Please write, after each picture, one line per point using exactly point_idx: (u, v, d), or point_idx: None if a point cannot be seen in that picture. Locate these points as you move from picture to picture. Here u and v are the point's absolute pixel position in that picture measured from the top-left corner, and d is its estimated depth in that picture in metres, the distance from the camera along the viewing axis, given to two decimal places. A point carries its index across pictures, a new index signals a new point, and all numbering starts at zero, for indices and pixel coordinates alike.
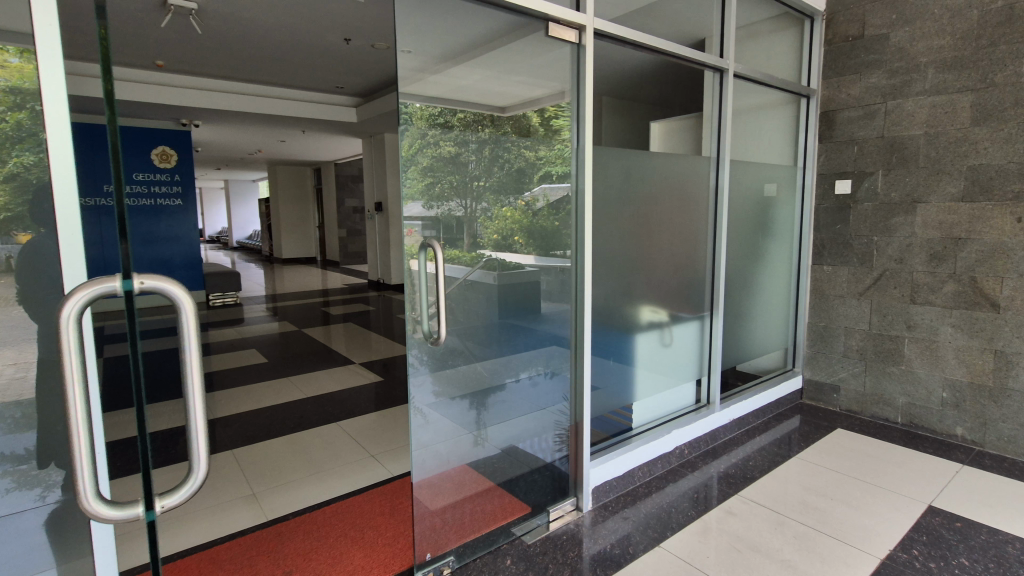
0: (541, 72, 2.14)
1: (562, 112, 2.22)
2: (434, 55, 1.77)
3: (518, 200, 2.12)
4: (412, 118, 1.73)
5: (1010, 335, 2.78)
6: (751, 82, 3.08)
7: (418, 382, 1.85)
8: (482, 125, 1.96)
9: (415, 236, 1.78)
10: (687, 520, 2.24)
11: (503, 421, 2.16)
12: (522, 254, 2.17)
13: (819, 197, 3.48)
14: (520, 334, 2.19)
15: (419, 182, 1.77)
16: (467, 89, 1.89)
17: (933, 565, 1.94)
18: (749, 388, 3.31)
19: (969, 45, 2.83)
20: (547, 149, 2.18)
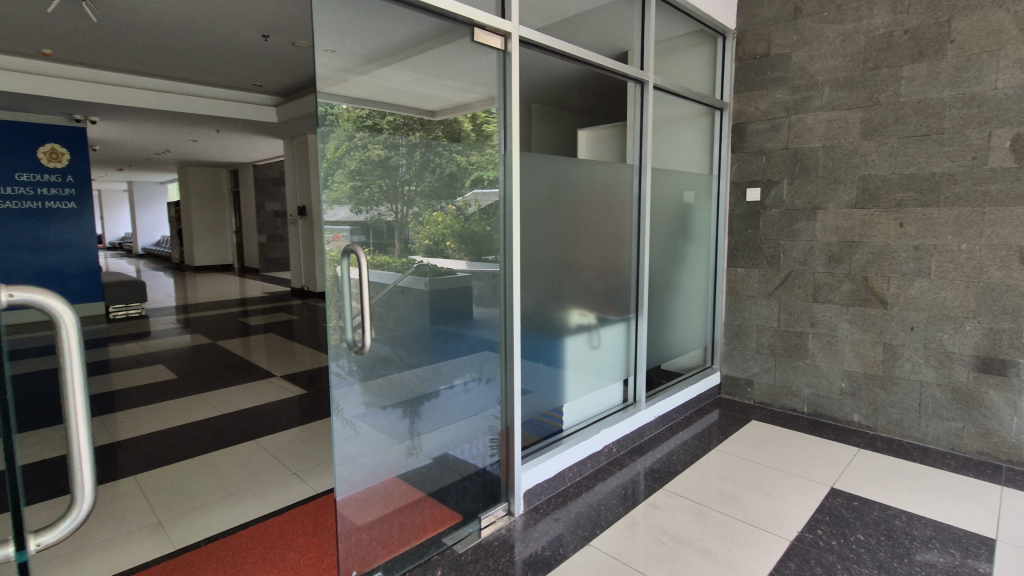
0: (470, 77, 2.13)
1: (490, 118, 2.22)
2: (361, 55, 1.72)
3: (449, 205, 2.10)
4: (338, 119, 1.66)
5: (895, 329, 3.09)
6: (670, 94, 3.23)
7: (345, 393, 1.77)
8: (412, 129, 1.92)
9: (343, 243, 1.70)
10: (616, 517, 2.30)
11: (436, 429, 2.12)
12: (454, 260, 2.15)
13: (732, 204, 3.71)
14: (452, 340, 2.16)
15: (346, 186, 1.70)
16: (394, 91, 1.85)
17: (834, 542, 2.11)
18: (672, 385, 3.46)
19: (857, 67, 3.12)
20: (478, 154, 2.18)
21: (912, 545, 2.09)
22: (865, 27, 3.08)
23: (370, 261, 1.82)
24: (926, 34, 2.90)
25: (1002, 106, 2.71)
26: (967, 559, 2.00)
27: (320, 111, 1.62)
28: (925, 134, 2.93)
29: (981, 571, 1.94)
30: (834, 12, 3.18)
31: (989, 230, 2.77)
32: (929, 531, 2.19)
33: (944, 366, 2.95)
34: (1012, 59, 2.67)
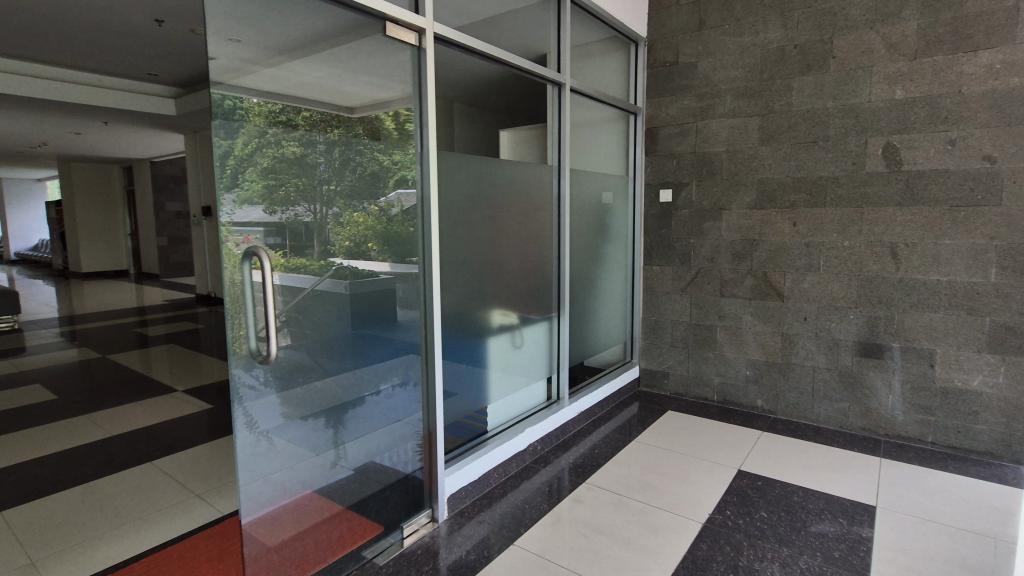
0: (386, 73, 2.07)
1: (408, 117, 2.17)
2: (266, 46, 1.61)
3: (371, 205, 2.03)
4: (249, 114, 1.57)
5: (791, 320, 3.36)
6: (587, 98, 3.33)
7: (253, 406, 1.66)
8: (331, 125, 1.83)
9: (256, 245, 1.60)
10: (540, 514, 2.32)
11: (362, 438, 2.04)
12: (377, 262, 2.08)
13: (647, 205, 3.88)
14: (375, 345, 2.08)
15: (258, 184, 1.59)
16: (308, 85, 1.75)
17: (740, 521, 2.26)
18: (594, 381, 3.56)
19: (755, 78, 3.37)
20: (401, 153, 2.14)
21: (808, 518, 2.28)
22: (761, 40, 3.32)
23: (284, 265, 1.71)
24: (812, 50, 3.17)
25: (875, 117, 3.02)
26: (853, 527, 2.21)
27: (228, 104, 1.52)
28: (813, 141, 3.21)
29: (865, 537, 2.15)
30: (734, 26, 3.41)
31: (866, 229, 3.08)
32: (821, 503, 2.39)
33: (832, 352, 3.25)
34: (882, 75, 2.99)
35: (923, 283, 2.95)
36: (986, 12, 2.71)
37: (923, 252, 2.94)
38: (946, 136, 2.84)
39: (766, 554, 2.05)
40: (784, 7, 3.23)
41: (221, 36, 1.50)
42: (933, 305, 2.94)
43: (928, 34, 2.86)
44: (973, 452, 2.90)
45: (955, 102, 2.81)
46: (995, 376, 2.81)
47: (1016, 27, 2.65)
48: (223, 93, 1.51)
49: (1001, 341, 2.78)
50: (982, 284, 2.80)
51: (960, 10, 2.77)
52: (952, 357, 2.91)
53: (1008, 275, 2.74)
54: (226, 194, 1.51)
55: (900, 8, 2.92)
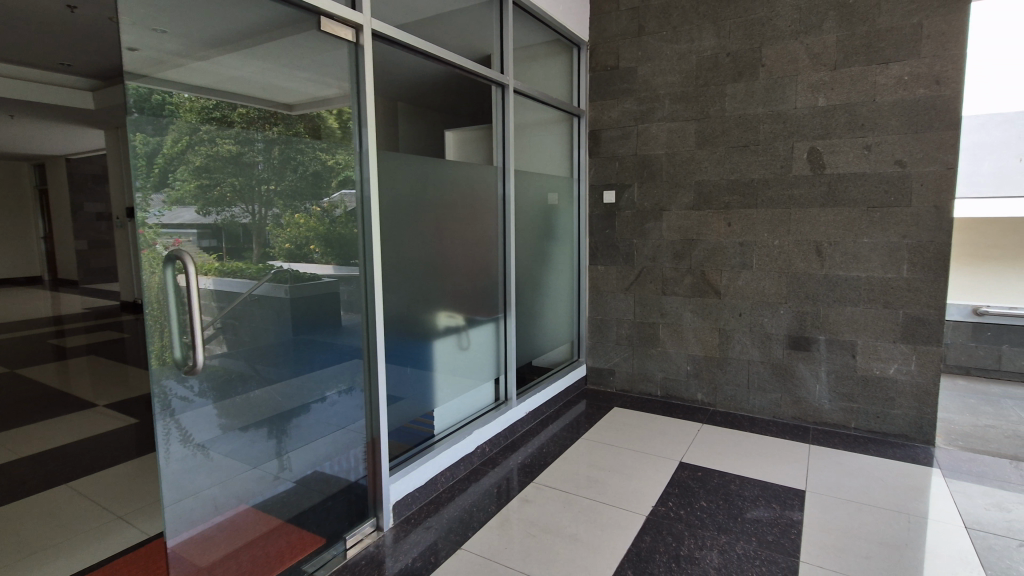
0: (326, 70, 1.99)
1: (349, 115, 2.10)
2: (193, 38, 1.52)
3: (313, 206, 1.96)
4: (178, 109, 1.49)
5: (728, 316, 3.51)
6: (532, 100, 3.36)
7: (184, 419, 1.57)
8: (269, 123, 1.77)
9: (187, 247, 1.54)
10: (488, 516, 2.32)
11: (306, 446, 1.98)
12: (320, 264, 2.01)
13: (591, 206, 3.95)
14: (318, 351, 2.01)
15: (191, 184, 1.53)
16: (242, 80, 1.68)
17: (682, 511, 2.33)
18: (542, 381, 3.59)
19: (691, 83, 3.50)
20: (344, 153, 2.07)
21: (744, 505, 2.39)
22: (696, 48, 3.46)
23: (219, 269, 1.64)
24: (742, 58, 3.33)
25: (800, 122, 3.20)
26: (785, 511, 2.34)
27: (156, 99, 1.44)
28: (745, 145, 3.36)
29: (795, 520, 2.28)
30: (671, 33, 3.53)
31: (794, 228, 3.26)
32: (756, 490, 2.51)
33: (765, 346, 3.42)
34: (806, 84, 3.17)
35: (845, 279, 3.15)
36: (894, 27, 2.93)
37: (844, 249, 3.14)
38: (863, 141, 3.05)
39: (706, 541, 2.13)
40: (717, 16, 3.38)
41: (142, 26, 1.41)
42: (854, 299, 3.15)
43: (845, 46, 3.06)
44: (890, 435, 3.13)
45: (870, 110, 3.02)
46: (908, 364, 3.05)
47: (921, 42, 2.88)
48: (149, 87, 1.43)
49: (912, 332, 3.02)
50: (896, 279, 3.03)
51: (872, 24, 2.98)
52: (871, 348, 3.13)
53: (918, 271, 2.97)
54: (155, 194, 1.44)
55: (820, 21, 3.11)
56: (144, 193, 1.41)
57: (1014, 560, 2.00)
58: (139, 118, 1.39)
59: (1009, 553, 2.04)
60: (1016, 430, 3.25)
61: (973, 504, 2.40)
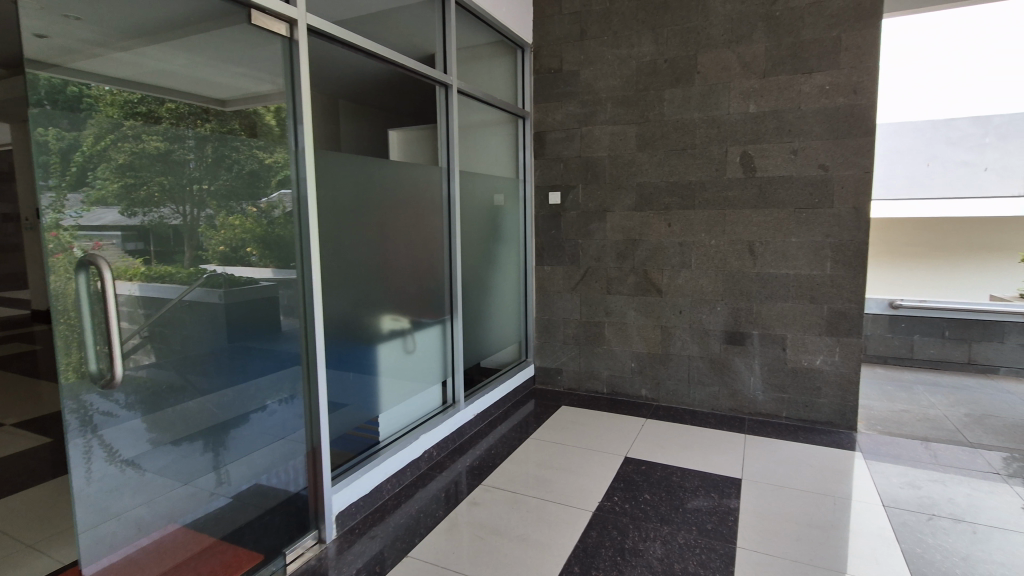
0: (263, 64, 1.91)
1: (288, 112, 2.02)
2: (111, 27, 1.42)
3: (250, 206, 1.88)
4: (98, 103, 1.39)
5: (669, 313, 3.63)
6: (477, 100, 3.35)
7: (108, 435, 1.47)
8: (200, 120, 1.68)
9: (109, 252, 1.43)
10: (436, 521, 2.29)
11: (244, 458, 1.88)
12: (257, 268, 1.92)
13: (537, 207, 3.99)
14: (256, 359, 1.92)
15: (113, 184, 1.44)
16: (170, 74, 1.58)
17: (627, 505, 2.39)
18: (491, 382, 3.59)
19: (632, 88, 3.59)
20: (282, 152, 1.99)
21: (685, 496, 2.48)
22: (636, 53, 3.56)
23: (146, 274, 1.54)
24: (679, 64, 3.45)
25: (733, 128, 3.36)
26: (723, 500, 2.44)
27: (72, 91, 1.34)
28: (683, 148, 3.49)
29: (732, 507, 2.38)
30: (611, 38, 3.62)
31: (729, 229, 3.41)
32: (696, 481, 2.61)
33: (704, 341, 3.56)
34: (738, 91, 3.33)
35: (775, 276, 3.33)
36: (816, 40, 3.12)
37: (775, 248, 3.32)
38: (790, 146, 3.23)
39: (650, 533, 2.19)
40: (655, 24, 3.49)
41: (52, 12, 1.30)
42: (784, 295, 3.33)
43: (773, 56, 3.23)
44: (817, 423, 3.33)
45: (795, 117, 3.21)
46: (832, 355, 3.25)
47: (839, 54, 3.08)
48: (64, 78, 1.32)
49: (836, 325, 3.23)
50: (821, 276, 3.23)
51: (797, 36, 3.16)
52: (799, 341, 3.32)
53: (840, 267, 3.18)
54: (70, 194, 1.35)
55: (750, 32, 3.27)
56: (57, 193, 1.33)
57: (924, 534, 2.17)
58: (52, 111, 1.29)
59: (921, 527, 2.22)
60: (926, 413, 3.54)
61: (890, 484, 2.59)
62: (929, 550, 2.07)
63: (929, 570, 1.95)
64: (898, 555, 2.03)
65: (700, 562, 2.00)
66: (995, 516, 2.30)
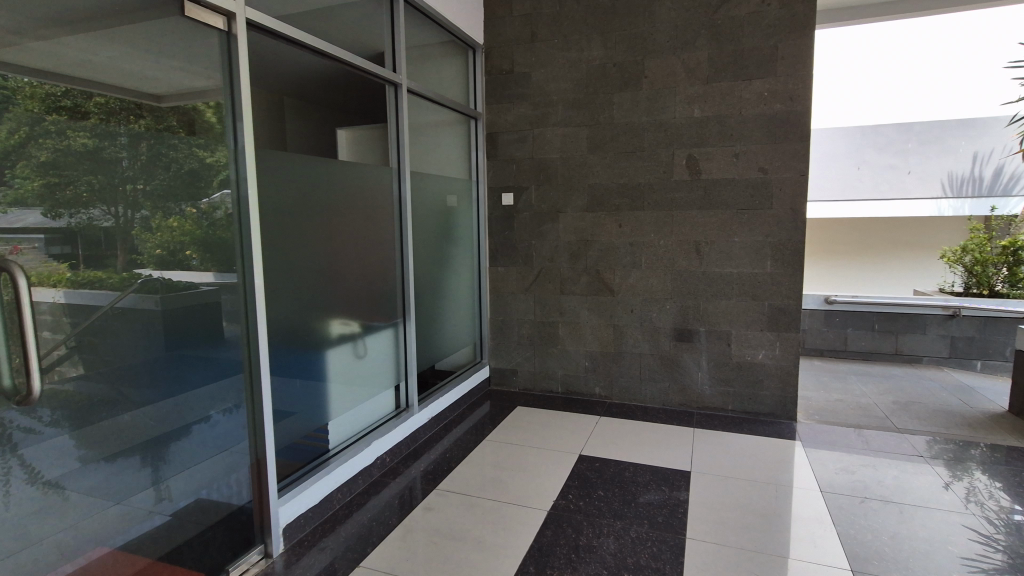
0: (201, 59, 1.82)
1: (230, 109, 1.93)
2: (32, 14, 1.31)
3: (189, 207, 1.78)
4: (17, 96, 1.28)
5: (621, 312, 3.71)
6: (429, 100, 3.32)
7: (33, 454, 1.35)
8: (133, 116, 1.58)
9: (29, 256, 1.32)
10: (388, 529, 2.25)
11: (184, 472, 1.79)
12: (197, 272, 1.83)
13: (490, 208, 3.98)
14: (196, 368, 1.83)
15: (35, 182, 1.33)
16: (97, 67, 1.48)
17: (581, 503, 2.42)
18: (446, 385, 3.56)
19: (582, 91, 3.65)
20: (223, 151, 1.90)
21: (637, 490, 2.54)
22: (585, 57, 3.62)
23: (72, 280, 1.43)
24: (627, 68, 3.53)
25: (679, 131, 3.46)
26: (673, 492, 2.51)
27: None
28: (632, 151, 3.57)
29: (682, 499, 2.45)
30: (561, 41, 3.66)
31: (677, 229, 3.52)
32: (648, 475, 2.68)
33: (654, 339, 3.66)
34: (684, 96, 3.43)
35: (720, 274, 3.46)
36: (755, 48, 3.26)
37: (719, 248, 3.44)
38: (731, 150, 3.37)
39: (603, 529, 2.22)
40: (604, 28, 3.55)
41: None
42: (729, 293, 3.46)
43: (716, 62, 3.35)
44: (760, 414, 3.48)
45: (736, 122, 3.34)
46: (773, 350, 3.41)
47: (776, 62, 3.23)
48: None
49: (776, 320, 3.38)
50: (762, 274, 3.37)
51: (737, 44, 3.30)
52: (743, 336, 3.46)
53: (779, 265, 3.33)
54: None
55: (694, 39, 3.38)
56: None
57: (857, 516, 2.31)
58: None
59: (854, 510, 2.35)
60: (857, 402, 3.77)
61: (827, 470, 2.74)
62: (862, 531, 2.20)
63: (862, 549, 2.07)
64: (835, 538, 2.15)
65: (651, 554, 2.05)
66: (920, 496, 2.47)
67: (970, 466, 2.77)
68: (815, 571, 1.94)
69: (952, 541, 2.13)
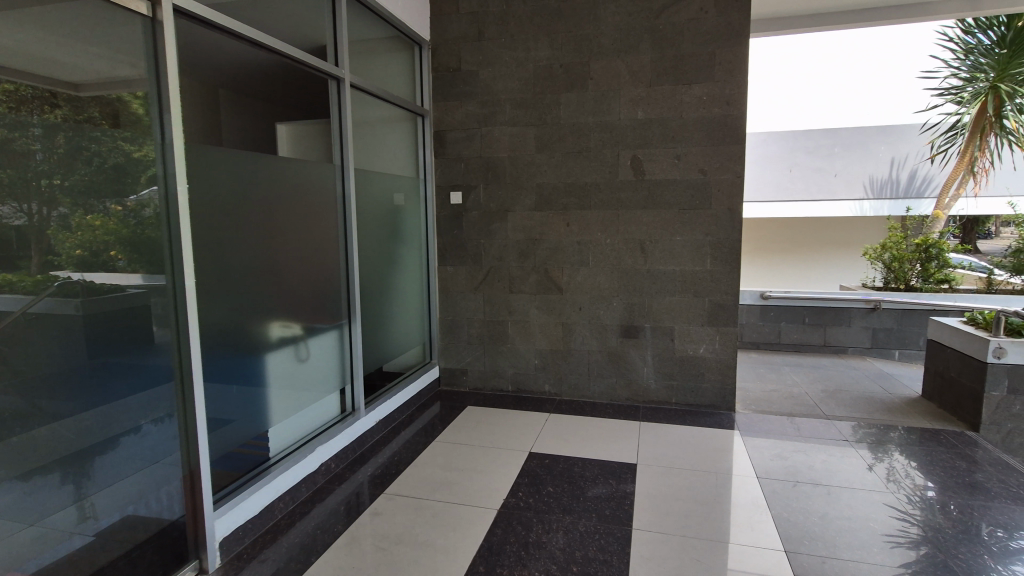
0: (124, 46, 1.70)
1: (158, 100, 1.82)
2: None
3: (114, 205, 1.67)
4: None
5: (569, 310, 3.76)
6: (374, 96, 3.24)
7: None
8: (48, 106, 1.45)
9: None
10: (334, 537, 2.19)
11: (110, 487, 1.67)
12: (124, 274, 1.71)
13: (439, 207, 3.94)
14: (123, 376, 1.71)
15: None
16: (5, 51, 1.36)
17: (531, 500, 2.44)
18: (394, 387, 3.49)
19: (529, 90, 3.67)
20: (151, 145, 1.79)
21: (586, 485, 2.58)
22: (532, 57, 3.64)
23: None
24: (573, 70, 3.58)
25: (624, 132, 3.55)
26: (620, 485, 2.57)
27: None
28: (579, 151, 3.63)
29: (629, 491, 2.52)
30: (509, 40, 3.67)
31: (622, 228, 3.61)
32: (596, 470, 2.73)
33: (602, 336, 3.74)
34: (628, 98, 3.52)
35: (664, 272, 3.57)
36: (695, 54, 3.39)
37: (663, 246, 3.55)
38: (673, 151, 3.48)
39: (552, 525, 2.25)
40: (550, 29, 3.59)
41: None
42: (672, 289, 3.57)
43: (658, 66, 3.46)
44: (702, 406, 3.63)
45: (678, 124, 3.46)
46: (713, 344, 3.55)
47: (714, 68, 3.37)
48: None
49: (716, 316, 3.53)
50: (703, 271, 3.51)
51: (678, 49, 3.41)
52: (686, 332, 3.59)
53: (718, 263, 3.48)
54: None
55: (637, 42, 3.47)
56: None
57: (789, 499, 2.44)
58: None
59: (787, 494, 2.49)
60: (790, 392, 3.98)
61: (763, 457, 2.89)
62: (793, 513, 2.33)
63: (794, 530, 2.19)
64: (770, 521, 2.26)
65: (599, 547, 2.09)
66: (846, 478, 2.65)
67: (890, 448, 2.99)
68: (752, 554, 2.04)
69: (874, 518, 2.29)
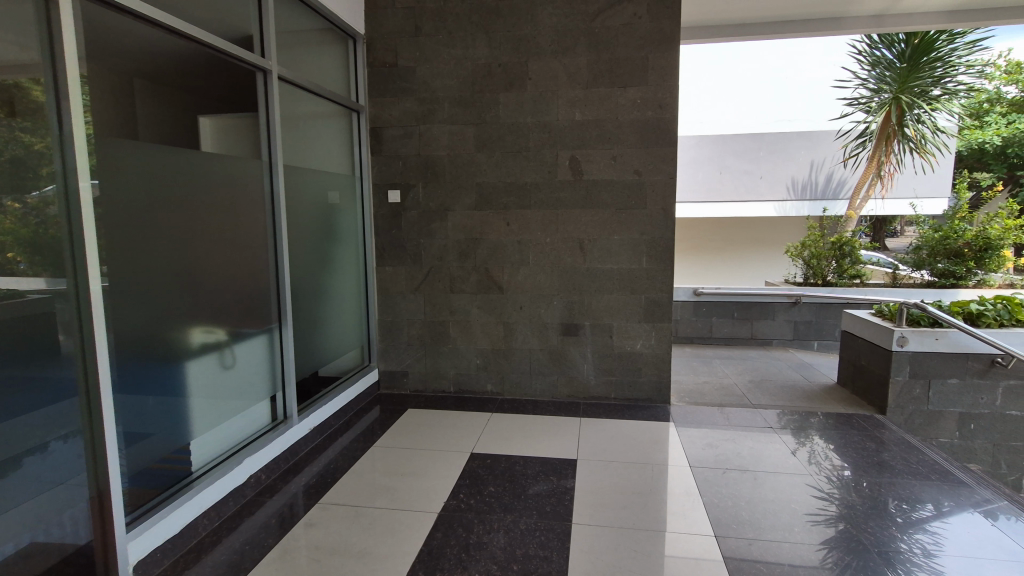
0: (18, 26, 1.54)
1: (59, 88, 1.66)
2: None
3: (11, 202, 1.51)
4: None
5: (510, 309, 3.78)
6: (305, 90, 3.12)
7: None
8: None
9: None
10: (264, 552, 2.08)
11: (7, 514, 1.51)
12: (24, 277, 1.55)
13: (376, 205, 3.84)
14: (22, 390, 1.55)
15: None
16: None
17: (472, 501, 2.43)
18: (330, 392, 3.38)
19: (468, 89, 3.65)
20: (51, 136, 1.63)
21: (527, 482, 2.60)
22: (471, 55, 3.62)
23: None
24: (512, 69, 3.59)
25: (562, 133, 3.59)
26: (560, 481, 2.61)
27: None
28: (518, 150, 3.64)
29: (569, 487, 2.56)
30: (446, 37, 3.63)
31: (561, 228, 3.66)
32: (537, 467, 2.75)
33: (543, 334, 3.77)
34: (565, 99, 3.57)
35: (602, 270, 3.65)
36: (629, 58, 3.48)
37: (601, 245, 3.63)
38: (610, 152, 3.56)
39: (493, 524, 2.25)
40: (488, 27, 3.58)
41: None
42: (610, 287, 3.66)
43: (594, 69, 3.53)
44: (639, 400, 3.74)
45: (614, 126, 3.54)
46: (649, 340, 3.67)
47: (647, 72, 3.47)
48: None
49: (652, 312, 3.65)
50: (639, 269, 3.62)
51: (613, 53, 3.49)
52: (623, 328, 3.69)
53: (653, 261, 3.60)
54: None
55: (574, 45, 3.53)
56: None
57: (719, 485, 2.56)
58: None
59: (718, 480, 2.61)
60: (721, 383, 4.19)
61: (695, 446, 3.02)
62: (722, 499, 2.44)
63: (723, 515, 2.30)
64: (701, 508, 2.36)
65: (539, 543, 2.11)
66: (770, 463, 2.81)
67: (810, 433, 3.20)
68: (686, 541, 2.12)
69: (795, 499, 2.44)
